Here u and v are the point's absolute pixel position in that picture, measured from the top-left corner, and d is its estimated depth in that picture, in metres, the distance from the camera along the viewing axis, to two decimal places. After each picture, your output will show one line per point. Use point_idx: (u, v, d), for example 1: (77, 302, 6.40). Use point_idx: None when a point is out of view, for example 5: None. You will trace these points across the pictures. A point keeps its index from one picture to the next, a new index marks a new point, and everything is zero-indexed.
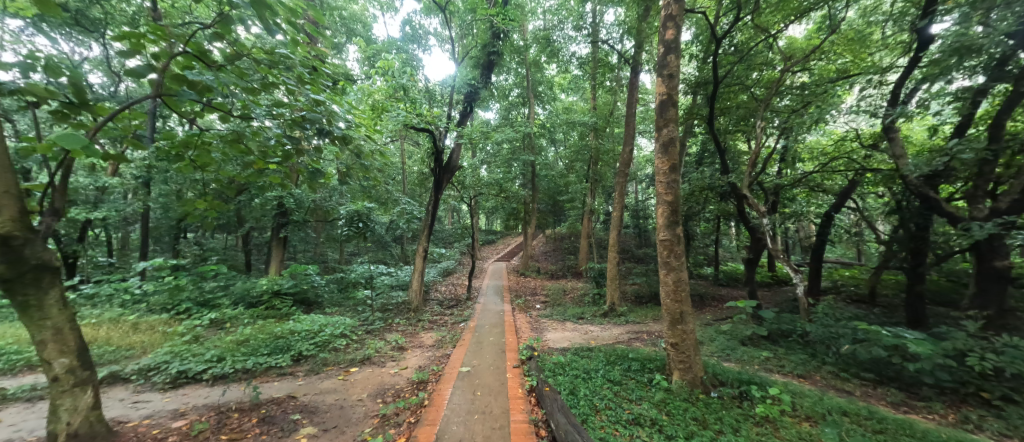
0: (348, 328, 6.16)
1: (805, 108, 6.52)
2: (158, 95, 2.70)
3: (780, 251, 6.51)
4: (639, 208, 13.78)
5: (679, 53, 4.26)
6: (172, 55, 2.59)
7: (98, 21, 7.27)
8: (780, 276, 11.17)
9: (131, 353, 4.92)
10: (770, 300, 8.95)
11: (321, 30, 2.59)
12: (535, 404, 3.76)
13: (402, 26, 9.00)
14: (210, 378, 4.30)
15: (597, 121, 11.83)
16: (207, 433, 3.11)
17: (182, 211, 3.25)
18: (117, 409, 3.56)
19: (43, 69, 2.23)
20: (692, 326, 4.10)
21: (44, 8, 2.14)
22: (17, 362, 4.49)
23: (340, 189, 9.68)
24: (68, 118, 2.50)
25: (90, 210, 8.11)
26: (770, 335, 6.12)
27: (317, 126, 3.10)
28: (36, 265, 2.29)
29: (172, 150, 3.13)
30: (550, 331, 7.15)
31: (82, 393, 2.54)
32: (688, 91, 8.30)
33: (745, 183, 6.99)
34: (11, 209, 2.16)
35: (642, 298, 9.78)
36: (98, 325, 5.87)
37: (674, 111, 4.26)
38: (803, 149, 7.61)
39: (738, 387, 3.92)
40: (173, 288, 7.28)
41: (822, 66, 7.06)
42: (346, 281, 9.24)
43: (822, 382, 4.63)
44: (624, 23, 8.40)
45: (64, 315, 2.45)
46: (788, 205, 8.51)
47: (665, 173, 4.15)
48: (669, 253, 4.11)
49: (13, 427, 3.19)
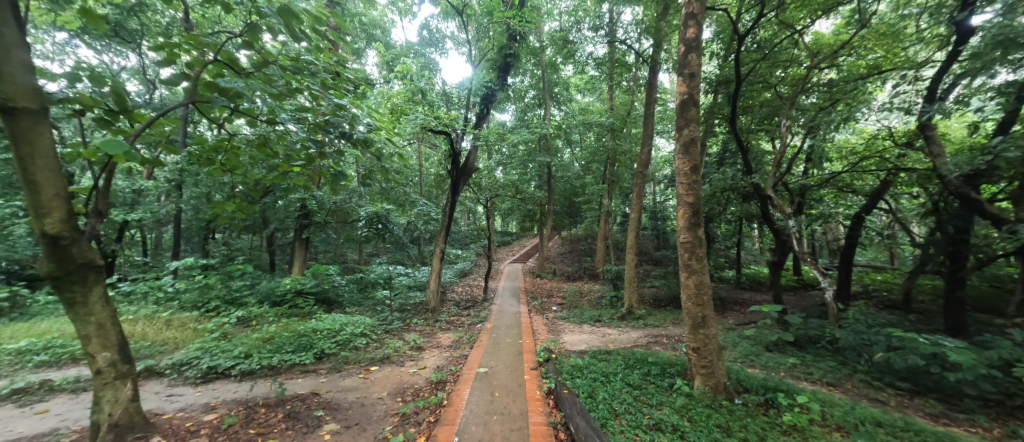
0: (367, 327, 6.28)
1: (833, 107, 6.33)
2: (191, 103, 2.84)
3: (806, 254, 6.29)
4: (658, 209, 13.55)
5: (700, 52, 4.18)
6: (204, 63, 2.73)
7: (135, 33, 7.72)
8: (807, 280, 10.80)
9: (165, 349, 5.15)
10: (796, 305, 8.65)
11: (343, 36, 2.68)
12: (553, 406, 3.76)
13: (420, 30, 9.16)
14: (238, 374, 4.46)
15: (614, 121, 11.76)
16: (236, 426, 3.21)
17: (213, 213, 3.40)
18: (153, 402, 3.74)
19: (88, 79, 2.37)
20: (715, 331, 4.02)
21: (91, 21, 2.36)
22: (63, 355, 4.77)
23: (359, 191, 9.87)
24: (109, 125, 2.65)
25: (128, 212, 8.56)
26: (797, 341, 5.96)
27: (340, 129, 3.16)
28: (81, 264, 2.42)
29: (203, 155, 3.26)
30: (567, 334, 7.11)
31: (122, 385, 2.67)
32: (707, 90, 8.15)
33: (769, 184, 6.80)
34: (59, 211, 2.27)
35: (661, 301, 9.64)
36: (135, 321, 6.17)
37: (695, 111, 4.17)
38: (832, 148, 7.32)
39: (764, 395, 3.81)
40: (203, 287, 7.59)
41: (851, 62, 6.79)
42: (366, 281, 9.38)
43: (853, 390, 4.44)
44: (642, 22, 8.30)
45: (106, 312, 2.59)
46: (815, 206, 8.13)
47: (686, 174, 4.08)
48: (690, 255, 4.04)
49: (60, 417, 3.39)
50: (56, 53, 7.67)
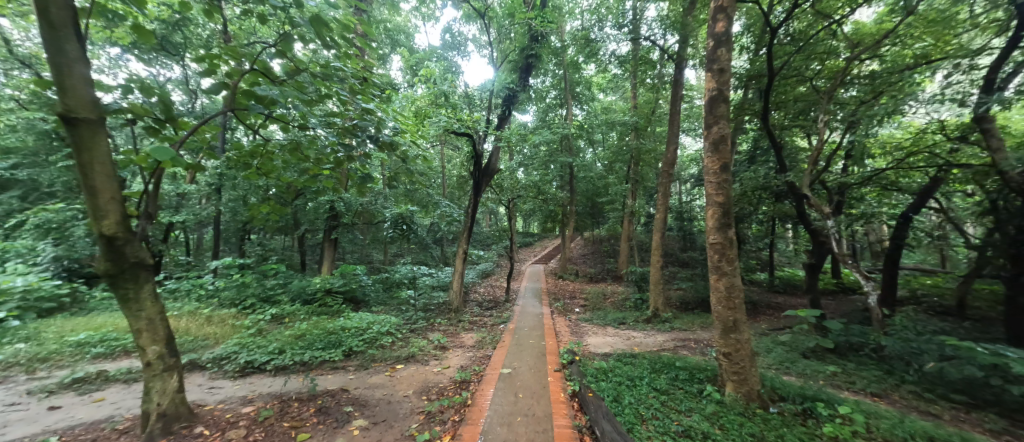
0: (393, 326, 6.42)
1: (875, 100, 6.00)
2: (230, 110, 2.99)
3: (846, 256, 5.96)
4: (684, 209, 13.19)
5: (731, 46, 4.03)
6: (242, 72, 2.88)
7: (179, 45, 8.20)
8: (848, 284, 10.23)
9: (206, 343, 5.44)
10: (835, 310, 8.21)
11: (370, 43, 2.78)
12: (578, 409, 3.72)
13: (442, 34, 9.28)
14: (273, 369, 4.65)
15: (638, 121, 11.55)
16: (271, 419, 3.33)
17: (250, 214, 3.58)
18: (196, 393, 3.95)
19: (140, 90, 2.54)
20: (747, 335, 3.87)
21: (143, 35, 2.53)
22: (116, 348, 5.12)
23: (384, 193, 10.08)
24: (157, 133, 2.83)
25: (173, 214, 9.10)
26: (837, 348, 5.66)
27: (367, 133, 3.25)
28: (134, 263, 2.58)
29: (241, 159, 3.43)
30: (591, 336, 7.02)
31: (169, 377, 2.84)
32: (737, 85, 7.88)
33: (804, 183, 6.49)
34: (115, 213, 2.44)
35: (688, 304, 9.38)
36: (179, 317, 6.54)
37: (725, 107, 4.02)
38: (874, 144, 6.93)
39: (801, 404, 3.63)
40: (241, 285, 7.99)
41: (896, 52, 6.38)
42: (391, 281, 9.57)
43: (901, 402, 4.17)
44: (666, 18, 8.11)
45: (156, 308, 2.76)
46: (855, 205, 7.70)
47: (715, 173, 3.95)
48: (721, 257, 3.90)
49: (115, 405, 3.63)
50: (110, 67, 8.27)
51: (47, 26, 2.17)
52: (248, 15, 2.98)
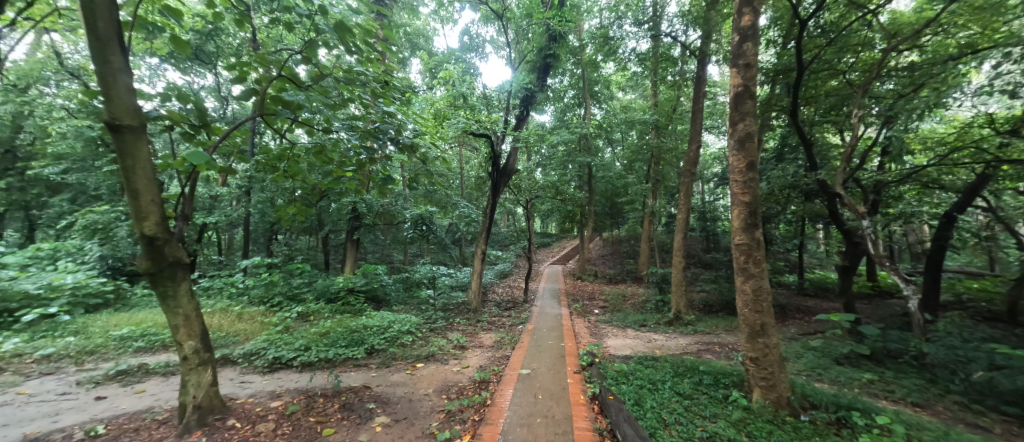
0: (413, 325, 6.52)
1: (915, 93, 5.69)
2: (260, 115, 3.10)
3: (884, 258, 5.67)
4: (707, 209, 12.86)
5: (757, 40, 3.91)
6: (270, 79, 2.98)
7: (212, 54, 8.58)
8: (885, 288, 9.72)
9: (237, 339, 5.67)
10: (871, 314, 7.82)
11: (391, 47, 2.84)
12: (598, 412, 3.68)
13: (461, 36, 9.37)
14: (299, 365, 4.80)
15: (659, 119, 11.33)
16: (298, 414, 3.42)
17: (277, 216, 3.70)
18: (229, 387, 4.12)
19: (177, 98, 2.67)
20: (775, 340, 3.74)
21: (179, 45, 2.66)
22: (155, 342, 5.39)
23: (404, 194, 10.23)
24: (192, 138, 2.96)
25: (206, 216, 9.52)
26: (874, 354, 5.38)
27: (388, 136, 3.31)
28: (172, 263, 2.71)
29: (269, 163, 3.56)
30: (611, 338, 6.92)
31: (204, 372, 2.97)
32: (764, 81, 7.62)
33: (837, 181, 6.21)
34: (155, 215, 2.57)
35: (711, 307, 9.14)
36: (212, 313, 6.84)
37: (752, 104, 3.89)
38: (914, 139, 6.57)
39: (835, 413, 3.47)
40: (268, 283, 8.29)
41: (939, 42, 6.03)
42: (411, 281, 9.73)
43: (946, 413, 3.93)
44: (688, 13, 7.93)
45: (192, 305, 2.88)
46: (893, 205, 7.32)
47: (742, 171, 3.83)
48: (747, 258, 3.78)
49: (154, 397, 3.82)
50: (149, 76, 8.74)
51: (95, 40, 2.31)
52: (275, 24, 3.08)
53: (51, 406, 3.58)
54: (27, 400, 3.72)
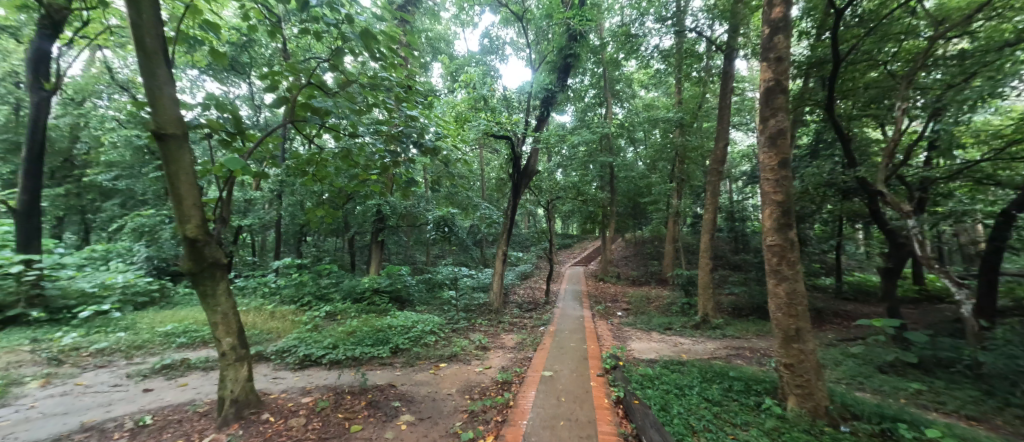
0: (436, 325, 6.61)
1: (965, 83, 5.32)
2: (290, 122, 3.22)
3: (932, 259, 5.30)
4: (735, 209, 12.42)
5: (790, 32, 3.75)
6: (300, 86, 3.08)
7: (244, 64, 8.99)
8: (934, 292, 9.09)
9: (271, 336, 5.91)
10: (918, 320, 7.33)
11: (414, 52, 2.90)
12: (623, 416, 3.61)
13: (482, 39, 9.43)
14: (327, 363, 4.95)
15: (683, 117, 11.03)
16: (328, 410, 3.52)
17: (307, 218, 3.81)
18: (263, 383, 4.29)
19: (216, 107, 2.81)
20: (812, 346, 3.56)
21: (217, 57, 2.79)
22: (196, 338, 5.69)
23: (426, 196, 10.39)
24: (230, 145, 3.11)
25: (241, 219, 9.96)
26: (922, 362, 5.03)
27: (411, 139, 3.37)
28: (211, 263, 2.84)
29: (299, 167, 3.68)
30: (636, 341, 6.77)
31: (240, 367, 3.11)
32: (796, 74, 7.29)
33: (879, 177, 5.86)
34: (196, 218, 2.70)
35: (741, 310, 8.82)
36: (247, 312, 7.16)
37: (784, 98, 3.74)
38: (964, 133, 6.14)
39: (879, 424, 3.26)
40: (298, 283, 8.60)
41: (992, 28, 5.61)
42: (433, 282, 9.87)
43: (1006, 428, 3.62)
44: (714, 8, 7.70)
45: (229, 303, 3.01)
46: (942, 203, 6.84)
47: (773, 169, 3.67)
48: (780, 259, 3.62)
49: (195, 390, 4.03)
50: (189, 87, 9.23)
51: (143, 53, 2.47)
52: (305, 33, 3.19)
53: (105, 397, 3.83)
54: (84, 390, 4.00)
